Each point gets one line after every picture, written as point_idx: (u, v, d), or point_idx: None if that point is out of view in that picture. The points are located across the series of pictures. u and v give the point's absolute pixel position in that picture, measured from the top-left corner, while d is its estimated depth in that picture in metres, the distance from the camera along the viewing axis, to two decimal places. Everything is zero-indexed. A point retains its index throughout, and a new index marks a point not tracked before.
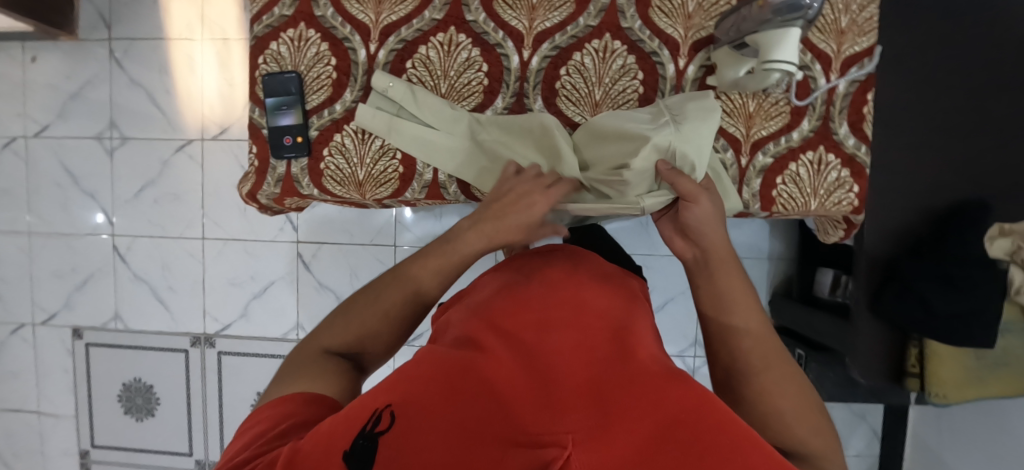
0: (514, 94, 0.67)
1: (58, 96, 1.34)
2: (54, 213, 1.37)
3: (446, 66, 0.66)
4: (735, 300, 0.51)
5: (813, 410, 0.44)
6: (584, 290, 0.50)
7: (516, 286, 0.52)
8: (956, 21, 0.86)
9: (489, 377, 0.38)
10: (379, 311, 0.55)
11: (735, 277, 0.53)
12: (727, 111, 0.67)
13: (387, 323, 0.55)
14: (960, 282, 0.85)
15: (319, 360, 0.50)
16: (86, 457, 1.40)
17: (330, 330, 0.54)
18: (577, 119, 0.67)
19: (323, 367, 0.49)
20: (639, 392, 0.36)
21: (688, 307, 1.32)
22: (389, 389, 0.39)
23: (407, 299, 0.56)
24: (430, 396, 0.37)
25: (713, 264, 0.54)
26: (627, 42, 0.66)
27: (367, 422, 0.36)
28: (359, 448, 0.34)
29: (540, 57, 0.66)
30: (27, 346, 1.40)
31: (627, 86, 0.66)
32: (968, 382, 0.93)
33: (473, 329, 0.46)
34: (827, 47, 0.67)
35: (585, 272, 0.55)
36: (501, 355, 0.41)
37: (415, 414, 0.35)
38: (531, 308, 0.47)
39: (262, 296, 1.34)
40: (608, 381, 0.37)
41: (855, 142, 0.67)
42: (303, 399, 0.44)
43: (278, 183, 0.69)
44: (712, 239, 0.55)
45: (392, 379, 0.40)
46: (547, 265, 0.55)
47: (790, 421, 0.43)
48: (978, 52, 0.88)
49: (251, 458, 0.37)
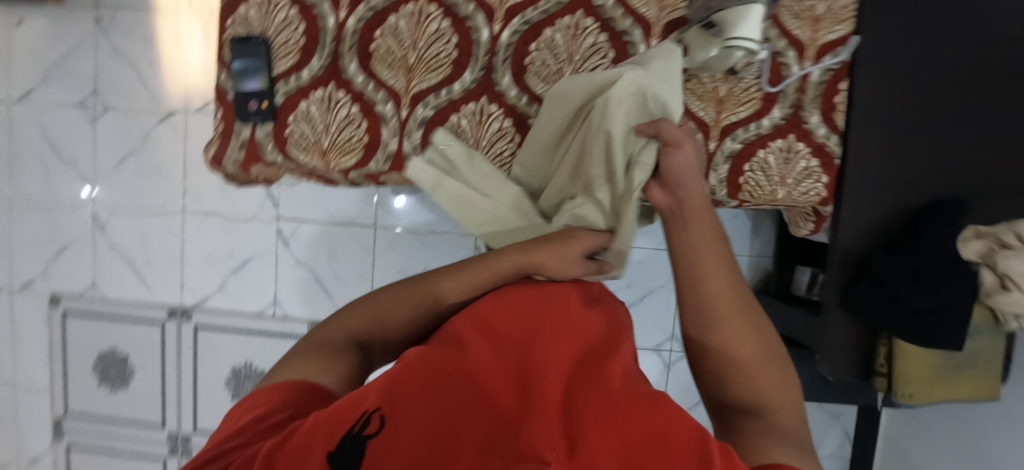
0: (483, 67, 0.66)
1: (41, 63, 1.33)
2: (34, 180, 1.36)
3: (416, 36, 0.65)
4: (707, 268, 0.48)
5: (778, 364, 0.46)
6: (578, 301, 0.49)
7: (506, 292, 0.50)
8: (939, 19, 0.86)
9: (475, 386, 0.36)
10: (402, 307, 0.53)
11: (713, 238, 0.50)
12: (697, 94, 0.66)
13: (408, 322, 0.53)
14: (929, 279, 0.84)
15: (329, 344, 0.48)
16: (59, 426, 1.40)
17: (347, 316, 0.52)
18: (545, 95, 0.66)
19: (333, 353, 0.47)
20: (631, 405, 0.34)
21: (666, 301, 1.32)
22: (379, 388, 0.36)
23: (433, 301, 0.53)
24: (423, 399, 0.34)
25: (688, 215, 0.51)
26: (599, 20, 0.65)
27: (355, 423, 0.33)
28: (346, 449, 0.31)
29: (510, 31, 0.65)
30: (4, 312, 1.39)
31: (597, 65, 0.65)
32: (934, 382, 0.92)
33: (465, 329, 0.44)
34: (801, 34, 0.66)
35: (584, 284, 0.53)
36: (487, 360, 0.39)
37: (405, 418, 0.33)
38: (523, 313, 0.46)
39: (240, 272, 1.34)
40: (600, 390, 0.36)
41: (825, 131, 0.67)
42: (300, 387, 0.42)
43: (242, 148, 0.69)
44: (690, 189, 0.51)
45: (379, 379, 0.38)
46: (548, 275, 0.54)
47: (758, 381, 0.44)
48: (961, 51, 0.87)
49: (236, 447, 0.35)
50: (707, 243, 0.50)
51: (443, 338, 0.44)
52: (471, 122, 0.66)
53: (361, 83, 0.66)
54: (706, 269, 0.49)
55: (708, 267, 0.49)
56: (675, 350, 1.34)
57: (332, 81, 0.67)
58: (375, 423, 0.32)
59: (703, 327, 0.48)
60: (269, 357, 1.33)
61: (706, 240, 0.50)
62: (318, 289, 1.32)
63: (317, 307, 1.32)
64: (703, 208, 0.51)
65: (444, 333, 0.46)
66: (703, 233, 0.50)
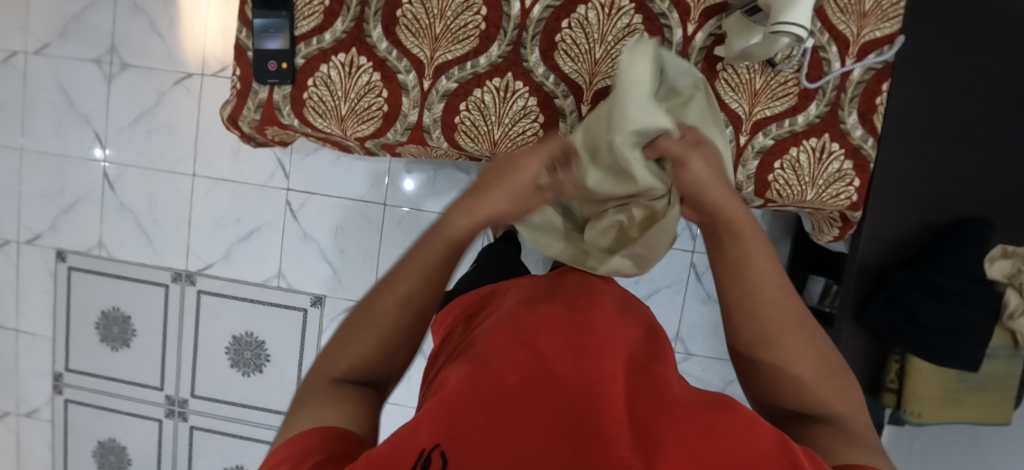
0: (511, 42, 0.63)
1: (60, 14, 1.32)
2: (47, 133, 1.35)
3: (444, 5, 0.63)
4: (759, 283, 0.46)
5: (834, 369, 0.45)
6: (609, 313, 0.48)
7: (532, 305, 0.49)
8: (985, 28, 0.82)
9: (530, 410, 0.35)
10: (373, 325, 0.47)
11: (762, 253, 0.47)
12: (731, 84, 0.63)
13: (390, 336, 0.48)
14: (951, 297, 0.82)
15: (326, 393, 0.42)
16: (59, 380, 1.41)
17: (329, 358, 0.47)
18: (573, 76, 0.64)
19: (333, 398, 0.41)
20: (693, 420, 0.33)
21: (673, 302, 1.30)
22: (431, 422, 0.33)
23: (402, 303, 0.48)
24: (478, 432, 0.32)
25: (726, 228, 0.48)
26: (635, 1, 0.62)
27: (413, 463, 0.30)
28: None
29: (542, 6, 0.63)
30: (11, 263, 1.39)
31: (630, 47, 0.63)
32: (944, 403, 0.89)
33: (500, 342, 0.43)
34: (846, 30, 0.63)
35: (609, 296, 0.52)
36: (535, 382, 0.37)
37: (466, 456, 0.31)
38: (559, 326, 0.44)
39: (246, 240, 1.33)
40: (655, 408, 0.36)
41: (862, 133, 0.64)
42: (326, 431, 0.36)
43: (259, 109, 0.67)
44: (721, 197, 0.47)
45: (425, 410, 0.35)
46: (573, 289, 0.53)
47: (814, 388, 0.44)
48: (1005, 62, 0.83)
49: None
50: (757, 257, 0.47)
51: (477, 353, 0.42)
52: (495, 98, 0.64)
53: (384, 50, 0.64)
54: (757, 285, 0.46)
55: (759, 282, 0.46)
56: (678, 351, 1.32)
57: (355, 47, 0.65)
58: (437, 460, 0.30)
59: (755, 344, 0.47)
60: (270, 328, 1.33)
61: (754, 255, 0.47)
62: (323, 263, 1.31)
63: (321, 282, 1.31)
64: (745, 220, 0.48)
65: (476, 348, 0.44)
66: (750, 247, 0.47)
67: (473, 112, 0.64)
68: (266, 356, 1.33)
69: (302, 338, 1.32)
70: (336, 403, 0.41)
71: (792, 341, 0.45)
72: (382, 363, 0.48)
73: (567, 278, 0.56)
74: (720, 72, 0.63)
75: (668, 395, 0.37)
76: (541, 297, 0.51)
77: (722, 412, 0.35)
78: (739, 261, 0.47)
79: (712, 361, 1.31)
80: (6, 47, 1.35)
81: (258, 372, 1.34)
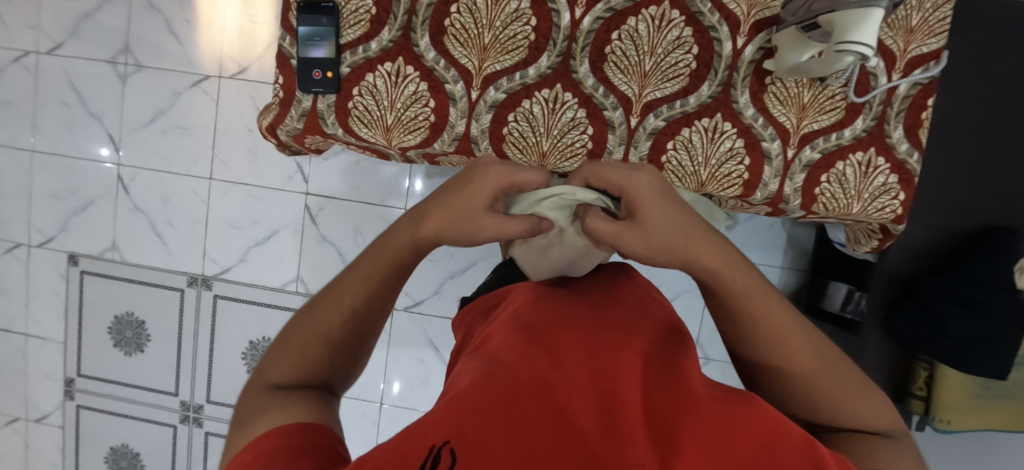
0: (561, 53, 0.63)
1: (73, 13, 1.29)
2: (58, 134, 1.33)
3: (493, 15, 0.63)
4: (754, 307, 0.41)
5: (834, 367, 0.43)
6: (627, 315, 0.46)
7: (539, 309, 0.46)
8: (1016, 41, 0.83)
9: (547, 413, 0.31)
10: (319, 332, 0.44)
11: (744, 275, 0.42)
12: (780, 98, 0.63)
13: (336, 343, 0.44)
14: (981, 307, 0.82)
15: (269, 401, 0.39)
16: (70, 385, 1.39)
17: (269, 368, 0.43)
18: (622, 88, 0.63)
19: (282, 403, 0.38)
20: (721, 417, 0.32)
21: (692, 307, 1.31)
22: (439, 417, 0.30)
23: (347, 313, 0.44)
24: (494, 426, 0.29)
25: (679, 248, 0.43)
26: (686, 13, 0.62)
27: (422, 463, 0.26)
28: None
29: (592, 17, 0.62)
30: (21, 266, 1.37)
31: (679, 60, 0.63)
32: (973, 410, 0.90)
33: (509, 340, 0.40)
34: (892, 45, 0.64)
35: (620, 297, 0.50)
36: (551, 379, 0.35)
37: (482, 450, 0.27)
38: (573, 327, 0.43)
39: (264, 244, 1.31)
40: (680, 405, 0.34)
41: (908, 148, 0.64)
42: (287, 429, 0.34)
43: (302, 118, 0.66)
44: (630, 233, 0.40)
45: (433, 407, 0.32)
46: (583, 289, 0.51)
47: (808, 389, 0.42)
48: None
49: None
50: (742, 281, 0.42)
51: (485, 353, 0.40)
52: (543, 110, 0.64)
53: (432, 60, 0.64)
54: (755, 307, 0.42)
55: (754, 305, 0.42)
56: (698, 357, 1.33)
57: (401, 56, 0.64)
58: (446, 460, 0.26)
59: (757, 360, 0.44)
60: None
61: (738, 280, 0.42)
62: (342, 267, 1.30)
63: None
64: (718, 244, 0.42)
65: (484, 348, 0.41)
66: (730, 269, 0.42)
67: (521, 123, 0.64)
68: None
69: None
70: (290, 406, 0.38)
71: (795, 353, 0.42)
72: (333, 371, 0.44)
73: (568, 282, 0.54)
74: (769, 85, 0.63)
75: (691, 395, 0.35)
76: (550, 296, 0.49)
77: (749, 412, 0.33)
78: (726, 289, 0.42)
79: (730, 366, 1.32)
80: (16, 46, 1.32)
81: None
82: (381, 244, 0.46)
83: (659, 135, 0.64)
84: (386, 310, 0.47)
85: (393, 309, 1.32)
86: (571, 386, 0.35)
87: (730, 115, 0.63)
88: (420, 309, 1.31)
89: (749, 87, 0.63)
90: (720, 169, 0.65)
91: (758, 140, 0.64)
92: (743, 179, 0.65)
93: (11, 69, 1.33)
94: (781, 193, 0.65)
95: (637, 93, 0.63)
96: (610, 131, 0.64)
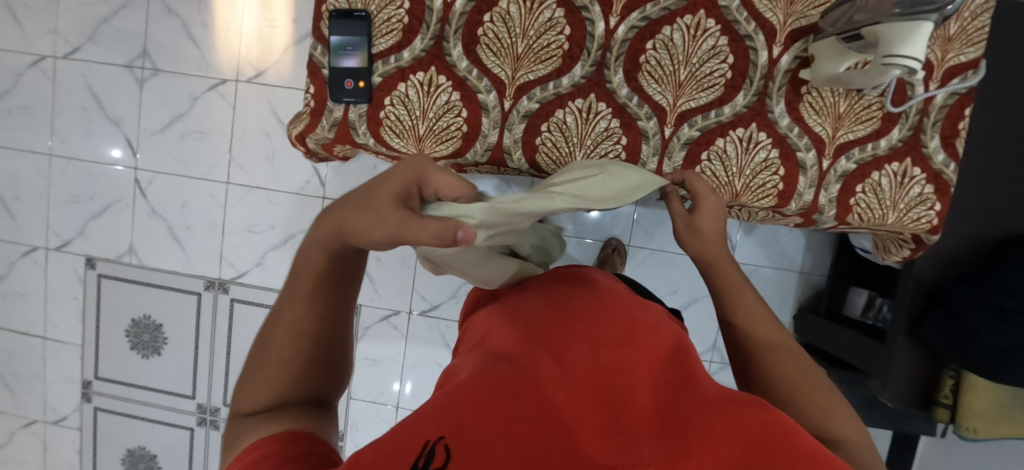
0: (595, 63, 0.63)
1: (90, 17, 1.29)
2: (76, 138, 1.33)
3: (526, 24, 0.62)
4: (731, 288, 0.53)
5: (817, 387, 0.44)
6: (629, 310, 0.49)
7: (541, 310, 0.50)
8: None
9: (543, 412, 0.36)
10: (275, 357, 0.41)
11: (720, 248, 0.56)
12: (815, 108, 0.63)
13: (308, 353, 0.41)
14: (1014, 317, 0.80)
15: (247, 428, 0.38)
16: (88, 388, 1.39)
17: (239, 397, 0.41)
18: (657, 98, 0.63)
19: (270, 417, 0.38)
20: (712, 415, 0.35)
21: (709, 311, 1.30)
22: (437, 419, 0.34)
23: (292, 333, 0.41)
24: (487, 427, 0.33)
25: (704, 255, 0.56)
26: (721, 22, 0.61)
27: (419, 457, 0.31)
28: None
29: (627, 26, 0.62)
30: (38, 269, 1.37)
31: (715, 69, 0.62)
32: (999, 419, 0.90)
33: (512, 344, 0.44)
34: (930, 55, 0.63)
35: (622, 296, 0.54)
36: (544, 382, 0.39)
37: (472, 449, 0.32)
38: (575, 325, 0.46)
39: (281, 248, 1.31)
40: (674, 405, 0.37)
41: (944, 158, 0.63)
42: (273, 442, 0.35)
43: (333, 127, 0.66)
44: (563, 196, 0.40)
45: (438, 404, 0.36)
46: (588, 287, 0.54)
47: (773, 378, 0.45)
48: None
49: None
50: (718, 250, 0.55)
51: (492, 355, 0.44)
52: (577, 120, 0.63)
53: (464, 69, 0.63)
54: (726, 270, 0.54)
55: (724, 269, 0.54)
56: (714, 361, 1.33)
57: (434, 65, 0.63)
58: (440, 454, 0.31)
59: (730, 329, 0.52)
60: None
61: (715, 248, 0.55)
62: None
63: None
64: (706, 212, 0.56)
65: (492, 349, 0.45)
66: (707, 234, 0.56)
67: (554, 133, 0.64)
68: None
69: None
70: (279, 419, 0.38)
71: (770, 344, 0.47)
72: (323, 381, 0.43)
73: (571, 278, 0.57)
74: (806, 95, 0.62)
75: (683, 392, 0.39)
76: (555, 295, 0.53)
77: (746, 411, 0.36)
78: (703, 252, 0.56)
79: None
80: (32, 50, 1.32)
81: None
82: (304, 247, 0.40)
83: (693, 145, 0.64)
84: (342, 314, 0.43)
85: (410, 313, 1.32)
86: (568, 385, 0.39)
87: (766, 125, 0.63)
88: (436, 313, 1.31)
89: (785, 96, 0.62)
90: (755, 179, 0.64)
91: (793, 151, 0.63)
92: (778, 189, 0.64)
93: (29, 74, 1.33)
94: (816, 203, 0.65)
95: (672, 102, 0.63)
96: (644, 140, 0.64)
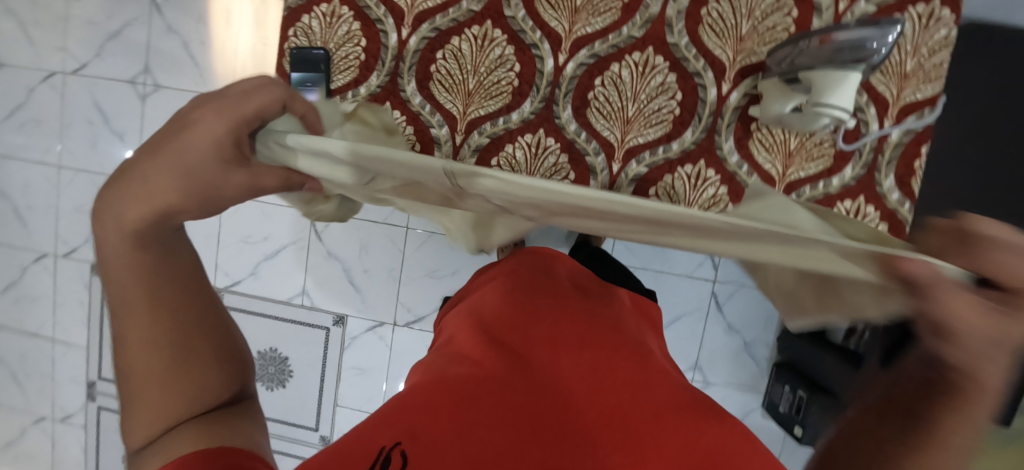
0: (544, 98, 0.69)
1: (98, 35, 1.36)
2: (84, 150, 1.40)
3: (478, 60, 0.69)
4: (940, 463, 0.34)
5: None
6: (586, 327, 0.61)
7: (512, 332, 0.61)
8: None
9: (491, 419, 0.47)
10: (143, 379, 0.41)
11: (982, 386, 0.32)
12: (765, 144, 0.66)
13: (174, 357, 0.41)
14: None
15: (159, 450, 0.41)
16: (92, 388, 1.47)
17: (133, 425, 0.42)
18: (606, 132, 0.69)
19: (178, 433, 0.42)
20: (640, 417, 0.48)
21: (693, 329, 1.29)
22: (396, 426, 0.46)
23: (148, 344, 0.40)
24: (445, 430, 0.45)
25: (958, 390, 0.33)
26: (671, 60, 0.66)
27: (378, 460, 0.42)
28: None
29: (575, 63, 0.68)
30: (49, 274, 1.45)
31: (664, 106, 0.67)
32: None
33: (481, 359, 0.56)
34: (885, 91, 0.63)
35: (582, 308, 0.66)
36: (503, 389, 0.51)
37: (423, 452, 0.43)
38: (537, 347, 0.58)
39: (273, 258, 1.36)
40: (606, 414, 0.49)
41: (899, 197, 0.64)
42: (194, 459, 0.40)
43: None
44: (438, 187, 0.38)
45: (409, 410, 0.48)
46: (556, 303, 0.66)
47: None
48: None
49: None
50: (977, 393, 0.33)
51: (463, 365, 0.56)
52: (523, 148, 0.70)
53: (420, 102, 0.71)
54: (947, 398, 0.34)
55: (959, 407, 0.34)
56: (697, 380, 1.32)
57: (391, 99, 0.71)
58: (396, 458, 0.42)
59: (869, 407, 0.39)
60: (297, 344, 1.38)
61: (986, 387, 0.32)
62: (346, 282, 1.34)
63: (346, 301, 1.35)
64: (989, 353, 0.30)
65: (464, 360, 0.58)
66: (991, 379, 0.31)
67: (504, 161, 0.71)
68: (289, 371, 1.38)
69: (325, 355, 1.37)
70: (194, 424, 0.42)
71: None
72: (213, 379, 0.44)
73: (532, 301, 0.66)
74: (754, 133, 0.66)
75: (619, 399, 0.51)
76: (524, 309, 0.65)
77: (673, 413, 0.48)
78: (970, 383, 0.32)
79: (731, 390, 1.31)
80: (44, 67, 1.39)
81: (283, 386, 1.39)
82: (103, 251, 0.39)
83: (642, 180, 0.69)
84: (193, 302, 0.44)
85: (395, 325, 1.34)
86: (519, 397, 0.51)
87: (713, 159, 0.67)
88: (420, 326, 1.33)
89: (732, 133, 0.66)
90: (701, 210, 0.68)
91: (740, 187, 0.67)
92: None
93: (41, 89, 1.40)
94: None
95: (620, 138, 0.68)
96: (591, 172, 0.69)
